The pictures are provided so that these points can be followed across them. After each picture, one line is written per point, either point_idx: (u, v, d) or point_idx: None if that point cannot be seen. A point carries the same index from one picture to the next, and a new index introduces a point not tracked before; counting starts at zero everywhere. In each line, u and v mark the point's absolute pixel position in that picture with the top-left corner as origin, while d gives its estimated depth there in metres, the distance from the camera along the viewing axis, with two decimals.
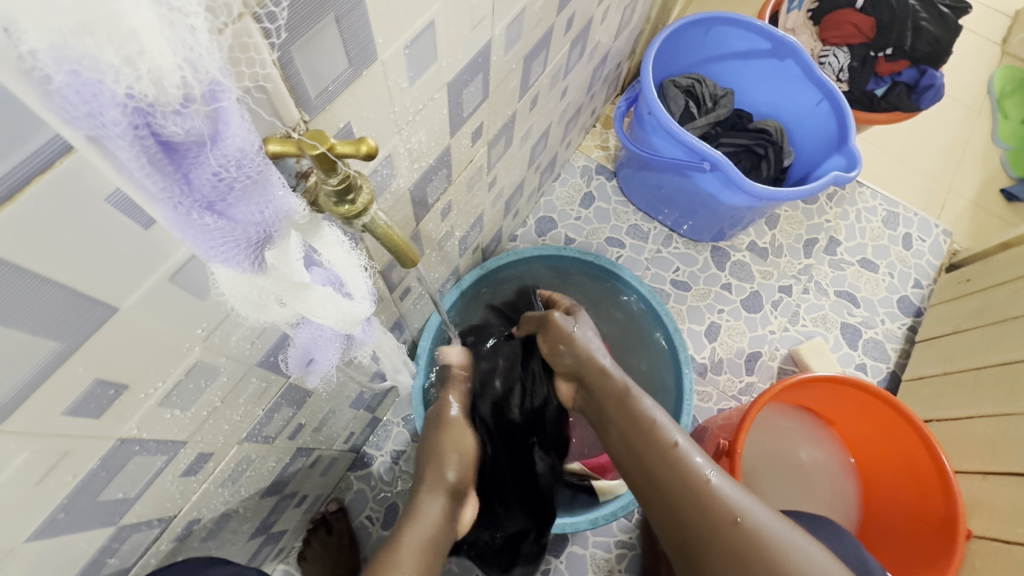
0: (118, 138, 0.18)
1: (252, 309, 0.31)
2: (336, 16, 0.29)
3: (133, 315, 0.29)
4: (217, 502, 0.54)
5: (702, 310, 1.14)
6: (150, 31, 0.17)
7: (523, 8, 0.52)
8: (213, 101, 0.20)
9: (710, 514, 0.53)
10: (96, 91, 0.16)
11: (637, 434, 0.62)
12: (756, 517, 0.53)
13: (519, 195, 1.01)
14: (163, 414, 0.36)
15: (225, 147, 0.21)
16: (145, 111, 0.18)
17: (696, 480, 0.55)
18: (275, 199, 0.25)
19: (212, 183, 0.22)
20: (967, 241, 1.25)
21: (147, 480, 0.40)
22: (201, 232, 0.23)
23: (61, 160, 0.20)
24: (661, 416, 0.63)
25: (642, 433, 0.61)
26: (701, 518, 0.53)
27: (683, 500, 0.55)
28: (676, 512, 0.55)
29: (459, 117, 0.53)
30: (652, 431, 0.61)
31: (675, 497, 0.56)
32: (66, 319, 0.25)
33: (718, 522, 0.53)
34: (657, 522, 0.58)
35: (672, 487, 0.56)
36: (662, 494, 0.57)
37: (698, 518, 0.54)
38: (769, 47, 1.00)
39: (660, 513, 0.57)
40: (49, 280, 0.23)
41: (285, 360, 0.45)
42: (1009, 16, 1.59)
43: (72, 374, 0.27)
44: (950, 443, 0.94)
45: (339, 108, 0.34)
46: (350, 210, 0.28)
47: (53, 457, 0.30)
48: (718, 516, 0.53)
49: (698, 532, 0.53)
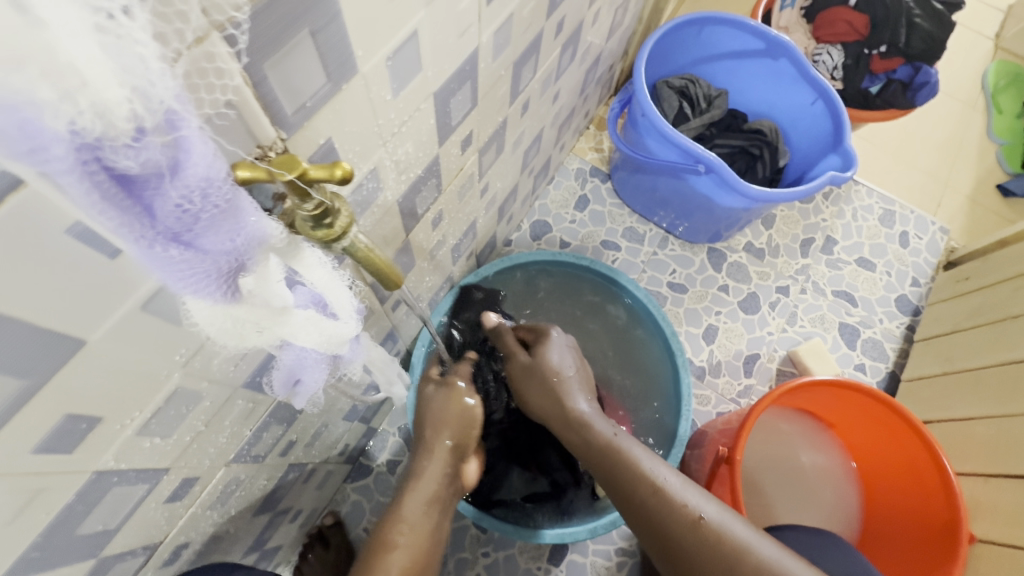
0: (66, 175, 0.17)
1: (229, 337, 0.30)
2: (312, 31, 0.28)
3: (103, 347, 0.27)
4: (206, 524, 0.53)
5: (700, 313, 1.13)
6: (93, 62, 0.15)
7: (511, 14, 0.50)
8: (172, 130, 0.19)
9: (713, 554, 0.52)
10: (36, 127, 0.15)
11: (618, 475, 0.59)
12: (753, 547, 0.52)
13: (513, 200, 1.00)
14: (142, 442, 0.35)
15: (186, 177, 0.20)
16: (93, 145, 0.17)
17: (686, 517, 0.54)
18: (246, 225, 0.24)
19: (177, 216, 0.21)
20: (963, 238, 1.24)
21: (128, 510, 0.39)
22: (167, 265, 0.22)
23: (10, 196, 0.19)
24: (640, 452, 0.60)
25: (626, 477, 0.58)
26: (704, 557, 0.53)
27: (678, 536, 0.54)
28: (678, 553, 0.54)
29: (447, 126, 0.52)
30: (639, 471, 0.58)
31: (668, 536, 0.55)
32: (29, 356, 0.24)
33: (718, 560, 0.52)
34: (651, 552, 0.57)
35: (665, 531, 0.55)
36: (652, 532, 0.56)
37: (698, 552, 0.53)
38: (763, 47, 0.99)
39: (659, 553, 0.56)
40: (6, 318, 0.22)
41: (270, 382, 0.44)
42: (1002, 10, 1.59)
43: (40, 411, 0.26)
44: (953, 445, 0.93)
45: (318, 125, 0.33)
46: (328, 234, 0.27)
47: (23, 496, 0.28)
48: (721, 550, 0.52)
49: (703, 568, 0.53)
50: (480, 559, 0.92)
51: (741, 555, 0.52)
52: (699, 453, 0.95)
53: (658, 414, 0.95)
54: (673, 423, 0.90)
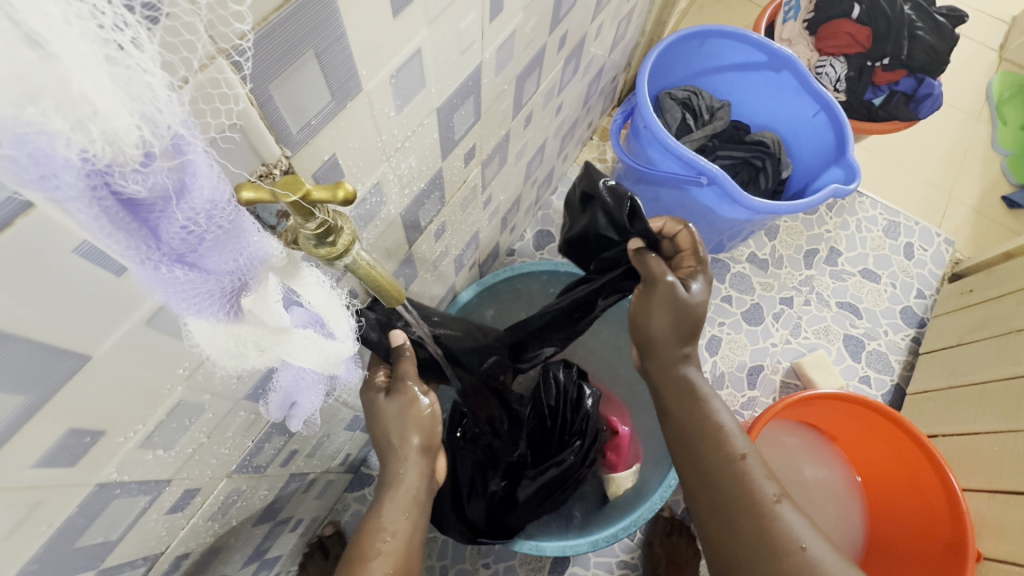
0: (75, 200, 0.17)
1: (230, 359, 0.30)
2: (316, 52, 0.28)
3: (105, 362, 0.28)
4: (206, 535, 0.53)
5: (703, 324, 1.13)
6: (105, 92, 0.16)
7: (514, 30, 0.51)
8: (179, 154, 0.19)
9: (771, 537, 0.51)
10: (49, 155, 0.16)
11: (699, 435, 0.57)
12: (813, 547, 0.51)
13: (516, 210, 1.01)
14: (145, 455, 0.35)
15: (192, 200, 0.20)
16: (102, 171, 0.17)
17: (761, 492, 0.53)
18: (249, 245, 0.24)
19: (182, 236, 0.21)
20: (969, 249, 1.24)
21: (129, 522, 0.39)
22: (172, 285, 0.22)
23: (20, 219, 0.20)
24: (731, 422, 0.58)
25: (707, 439, 0.56)
26: (762, 537, 0.52)
27: (744, 509, 0.53)
28: (736, 525, 0.53)
29: (451, 140, 0.52)
30: (719, 435, 0.56)
31: (733, 504, 0.54)
32: (31, 372, 0.24)
33: (774, 545, 0.51)
34: (700, 517, 0.57)
35: (732, 500, 0.54)
36: (718, 498, 0.55)
37: (757, 531, 0.52)
38: (765, 59, 1.00)
39: (713, 522, 0.55)
40: (14, 335, 0.22)
41: (266, 405, 0.44)
42: (1007, 21, 1.59)
43: (43, 426, 0.26)
44: (959, 460, 0.92)
45: (322, 142, 0.33)
46: (331, 251, 0.27)
47: (24, 509, 0.28)
48: (782, 539, 0.51)
49: (754, 547, 0.52)
50: (481, 570, 0.92)
51: (801, 548, 0.51)
52: None
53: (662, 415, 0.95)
54: None
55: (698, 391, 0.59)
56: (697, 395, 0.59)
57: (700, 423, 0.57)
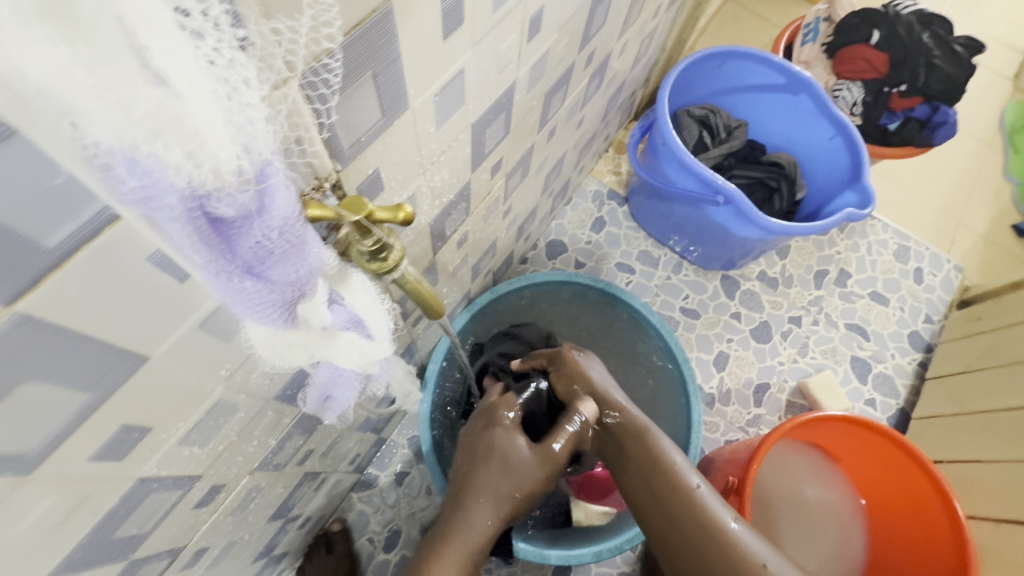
0: (173, 220, 0.19)
1: (278, 357, 0.32)
2: (373, 74, 0.30)
3: (161, 362, 0.29)
4: (225, 530, 0.54)
5: (711, 339, 1.14)
6: (214, 128, 0.18)
7: (547, 49, 0.53)
8: (262, 180, 0.21)
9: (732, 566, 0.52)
10: (156, 181, 0.17)
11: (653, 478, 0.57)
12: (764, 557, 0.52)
13: (532, 220, 1.02)
14: (182, 451, 0.36)
15: (270, 219, 0.22)
16: (200, 196, 0.19)
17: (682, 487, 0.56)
18: (310, 258, 0.25)
19: (255, 252, 0.22)
20: (979, 276, 1.25)
21: (161, 515, 0.40)
22: (240, 295, 0.23)
23: (108, 228, 0.21)
24: (676, 453, 0.59)
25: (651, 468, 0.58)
26: (700, 536, 0.54)
27: (685, 522, 0.55)
28: (693, 559, 0.54)
29: (481, 154, 0.54)
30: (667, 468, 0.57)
31: (672, 512, 0.55)
32: (100, 371, 0.25)
33: (724, 552, 0.52)
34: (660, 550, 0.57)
35: (686, 542, 0.54)
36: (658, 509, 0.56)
37: (698, 534, 0.54)
38: (783, 82, 1.01)
39: (658, 534, 0.57)
40: (88, 337, 0.23)
41: (302, 396, 0.46)
42: (1021, 51, 1.61)
43: (101, 422, 0.27)
44: (962, 487, 0.92)
45: (368, 157, 0.35)
46: (381, 267, 0.29)
47: (76, 500, 0.29)
48: (713, 528, 0.53)
49: (698, 547, 0.54)
50: None
51: (766, 572, 0.51)
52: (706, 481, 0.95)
53: (670, 433, 0.96)
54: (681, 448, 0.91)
55: (635, 422, 0.61)
56: (629, 425, 0.61)
57: (648, 455, 0.58)
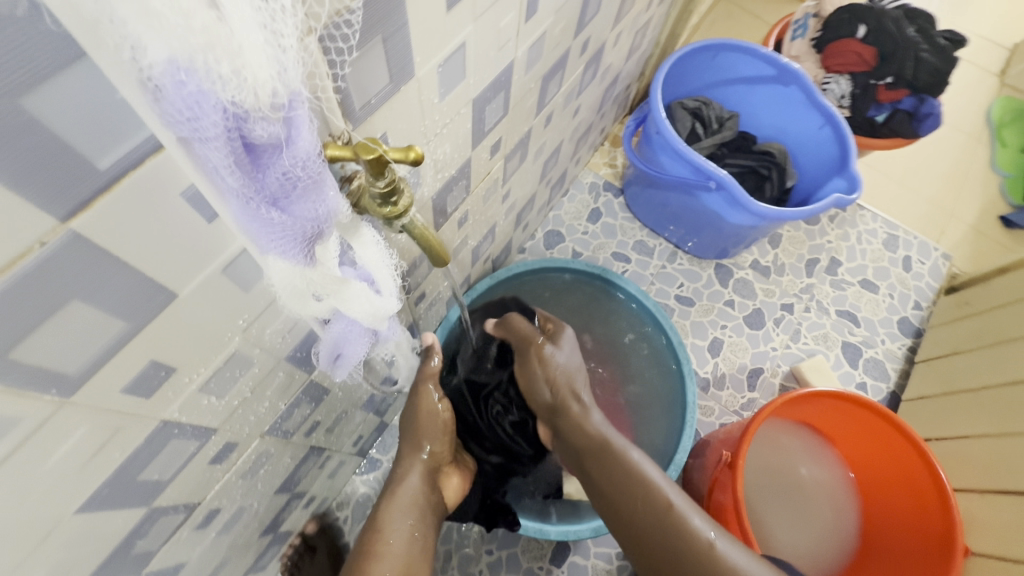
0: (214, 140, 0.21)
1: (295, 300, 0.34)
2: (383, 37, 0.32)
3: (187, 301, 0.31)
4: (236, 494, 0.56)
5: (706, 326, 1.17)
6: (254, 52, 0.20)
7: (544, 32, 0.55)
8: (290, 111, 0.23)
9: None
10: (202, 99, 0.20)
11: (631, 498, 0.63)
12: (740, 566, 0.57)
13: (530, 209, 1.05)
14: (201, 400, 0.38)
15: (295, 150, 0.24)
16: (238, 118, 0.21)
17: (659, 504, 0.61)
18: (328, 199, 0.28)
19: (280, 182, 0.25)
20: (967, 265, 1.27)
21: (180, 465, 0.42)
22: (265, 224, 0.26)
23: (151, 157, 0.23)
24: (652, 470, 0.65)
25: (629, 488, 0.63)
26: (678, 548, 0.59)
27: (664, 538, 0.60)
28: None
29: (481, 131, 0.56)
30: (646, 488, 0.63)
31: (650, 529, 0.61)
32: (135, 301, 0.27)
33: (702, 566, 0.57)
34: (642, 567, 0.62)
35: (665, 559, 0.59)
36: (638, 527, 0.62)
37: (675, 548, 0.59)
38: (773, 73, 1.05)
39: (639, 551, 0.62)
40: (127, 264, 0.26)
41: (315, 355, 0.48)
42: (1007, 48, 1.64)
43: (133, 354, 0.30)
44: (950, 464, 0.95)
45: (377, 120, 0.37)
46: (392, 211, 0.31)
47: (107, 432, 0.31)
48: (692, 541, 0.58)
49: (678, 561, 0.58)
50: (484, 556, 0.94)
51: None
52: (702, 462, 0.96)
53: (667, 416, 0.98)
54: (678, 427, 0.93)
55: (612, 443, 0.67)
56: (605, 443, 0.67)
57: (625, 474, 0.64)
